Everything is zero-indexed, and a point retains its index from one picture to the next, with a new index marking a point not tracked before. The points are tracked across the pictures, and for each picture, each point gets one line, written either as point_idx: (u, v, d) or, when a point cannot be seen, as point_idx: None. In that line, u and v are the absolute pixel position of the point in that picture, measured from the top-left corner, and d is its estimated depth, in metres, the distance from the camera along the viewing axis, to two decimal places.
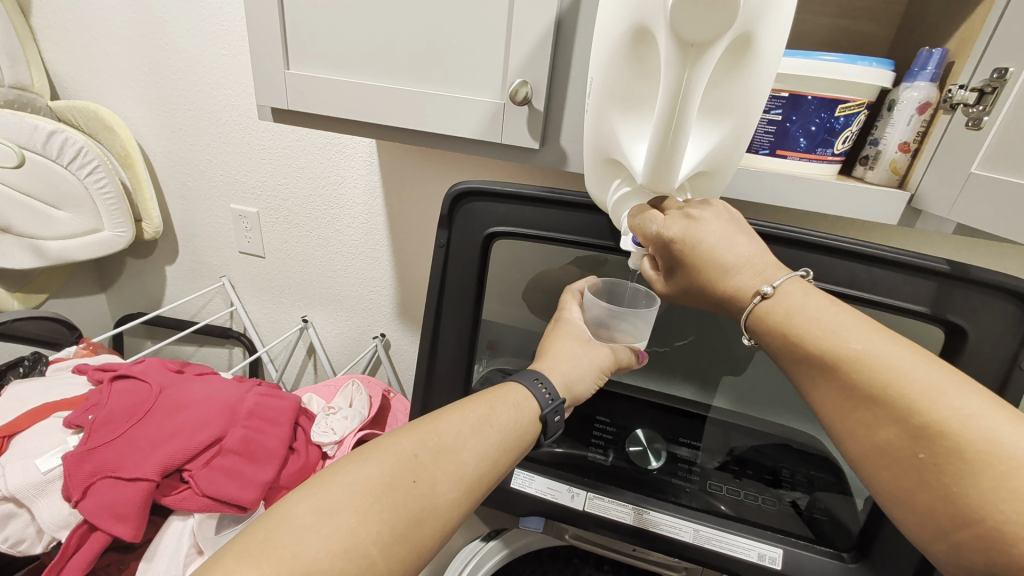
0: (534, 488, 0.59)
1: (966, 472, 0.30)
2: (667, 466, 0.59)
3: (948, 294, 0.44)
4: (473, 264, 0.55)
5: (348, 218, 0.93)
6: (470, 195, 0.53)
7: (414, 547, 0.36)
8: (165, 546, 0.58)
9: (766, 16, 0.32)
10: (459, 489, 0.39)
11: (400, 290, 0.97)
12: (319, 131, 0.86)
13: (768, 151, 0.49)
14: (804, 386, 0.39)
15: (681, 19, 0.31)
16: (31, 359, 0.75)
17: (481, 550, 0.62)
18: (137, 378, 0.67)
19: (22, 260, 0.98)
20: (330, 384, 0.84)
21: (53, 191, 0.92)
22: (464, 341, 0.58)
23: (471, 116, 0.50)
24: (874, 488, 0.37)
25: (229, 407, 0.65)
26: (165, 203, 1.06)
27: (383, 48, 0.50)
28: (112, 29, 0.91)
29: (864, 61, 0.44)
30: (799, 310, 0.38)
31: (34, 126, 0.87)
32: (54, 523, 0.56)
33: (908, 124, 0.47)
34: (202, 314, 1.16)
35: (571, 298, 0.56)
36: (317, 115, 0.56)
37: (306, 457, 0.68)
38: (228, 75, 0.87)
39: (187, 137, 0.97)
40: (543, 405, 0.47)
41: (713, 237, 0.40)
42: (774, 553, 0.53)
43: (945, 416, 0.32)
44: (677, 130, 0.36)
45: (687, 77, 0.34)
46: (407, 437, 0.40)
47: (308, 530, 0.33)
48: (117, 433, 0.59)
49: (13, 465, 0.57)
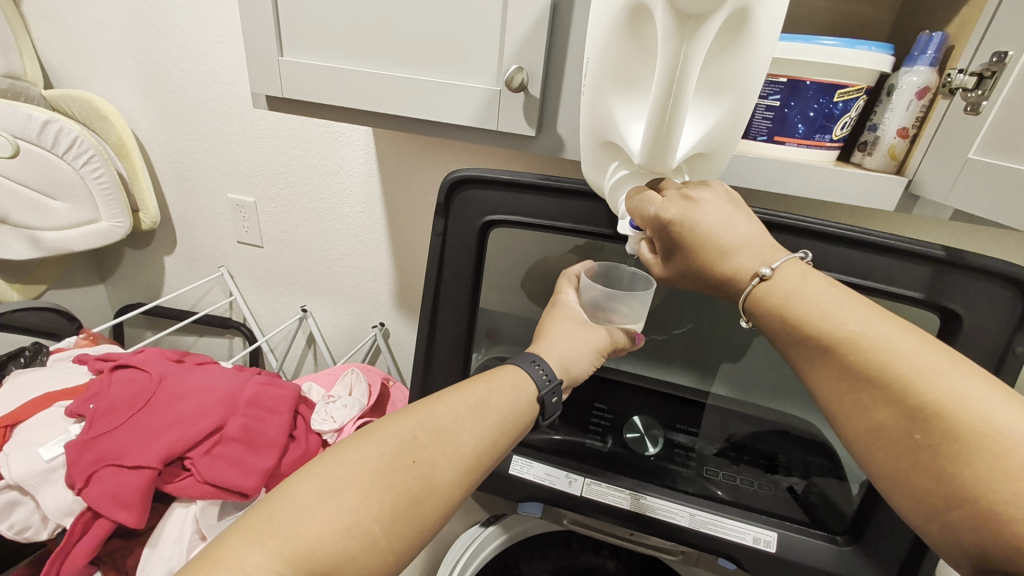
0: (532, 473, 0.59)
1: (961, 453, 0.31)
2: (664, 452, 0.60)
3: (945, 279, 0.44)
4: (471, 252, 0.55)
5: (346, 207, 0.93)
6: (467, 182, 0.53)
7: (414, 524, 0.37)
8: (169, 532, 0.59)
9: None
10: (459, 469, 0.40)
11: (398, 279, 0.98)
12: (315, 119, 0.85)
13: (766, 137, 0.48)
14: (801, 369, 0.39)
15: None
16: (32, 350, 0.76)
17: (480, 536, 0.63)
18: (137, 366, 0.67)
19: (21, 251, 0.98)
20: (330, 372, 0.85)
21: (49, 181, 0.92)
22: (462, 329, 0.58)
23: (466, 103, 0.49)
24: (870, 470, 0.37)
25: (230, 395, 0.65)
26: (161, 193, 1.06)
27: (377, 34, 0.50)
28: (104, 16, 0.90)
29: (863, 45, 0.44)
30: (798, 291, 0.38)
31: (27, 115, 0.86)
32: (59, 510, 0.57)
33: (906, 110, 0.46)
34: (202, 304, 1.17)
35: (566, 282, 0.56)
36: (311, 103, 0.56)
37: (306, 444, 0.69)
38: (222, 62, 0.86)
39: (182, 126, 0.96)
40: (541, 386, 0.47)
41: (712, 218, 0.39)
42: (768, 537, 0.54)
43: (940, 397, 0.32)
44: (674, 108, 0.35)
45: (685, 51, 0.33)
46: (406, 419, 0.40)
47: (312, 511, 0.34)
48: (119, 421, 0.60)
49: (16, 454, 0.58)
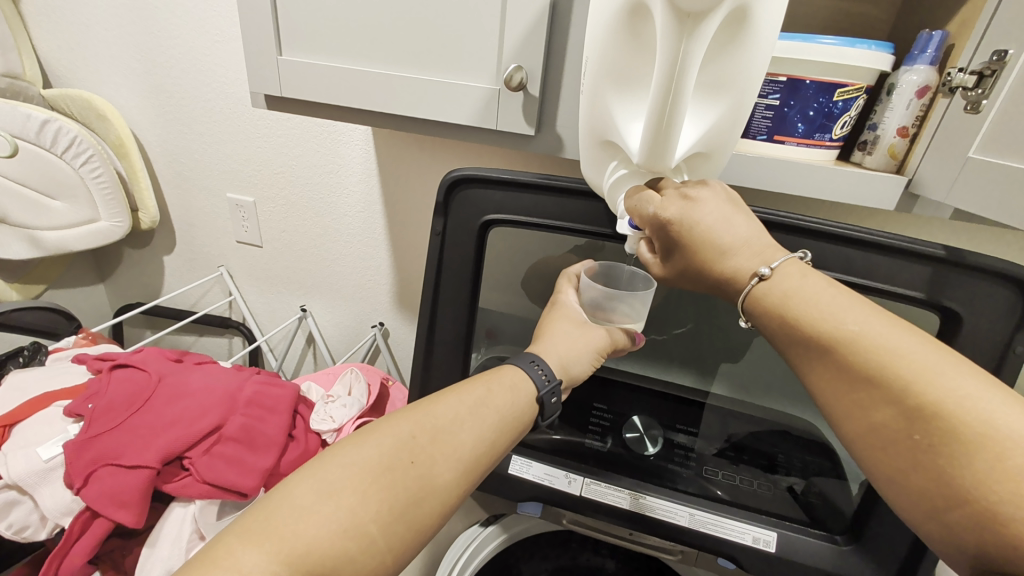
0: (531, 473, 0.59)
1: (961, 453, 0.31)
2: (664, 452, 0.60)
3: (945, 278, 0.43)
4: (470, 252, 0.55)
5: (346, 207, 0.93)
6: (466, 182, 0.53)
7: (412, 525, 0.37)
8: (168, 532, 0.59)
9: None
10: (458, 469, 0.40)
11: (398, 279, 0.98)
12: (315, 118, 0.85)
13: (766, 136, 0.48)
14: (800, 369, 0.39)
15: None
16: (31, 349, 0.76)
17: (479, 536, 0.63)
18: (136, 366, 0.67)
19: (20, 251, 0.98)
20: (329, 372, 0.85)
21: (49, 181, 0.92)
22: (461, 329, 0.58)
23: (465, 102, 0.49)
24: (869, 470, 0.37)
25: (228, 395, 0.65)
26: (161, 192, 1.06)
27: (376, 33, 0.50)
28: (104, 15, 0.90)
29: (863, 44, 0.43)
30: (797, 291, 0.38)
31: (27, 115, 0.86)
32: (57, 509, 0.57)
33: (906, 109, 0.46)
34: (201, 303, 1.17)
35: (566, 282, 0.56)
36: (310, 102, 0.56)
37: (306, 443, 0.69)
38: (221, 62, 0.86)
39: (182, 125, 0.96)
40: (540, 386, 0.47)
41: (711, 218, 0.39)
42: (768, 537, 0.54)
43: (939, 397, 0.32)
44: (673, 107, 0.35)
45: (684, 49, 0.33)
46: (404, 419, 0.40)
47: (309, 512, 0.34)
48: (117, 421, 0.60)
49: (15, 453, 0.57)
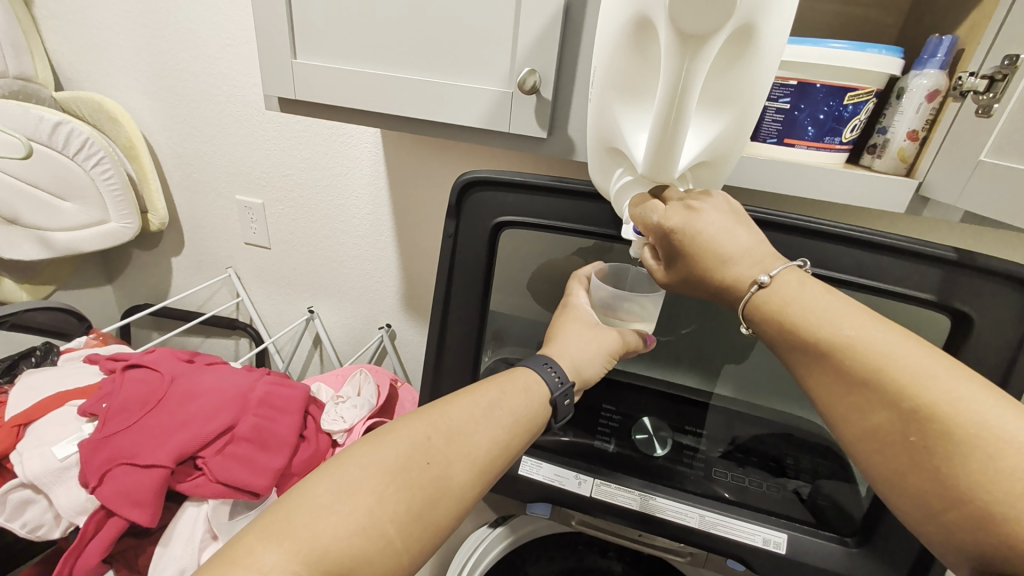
0: (541, 474, 0.59)
1: (955, 454, 0.31)
2: (672, 454, 0.60)
3: (956, 282, 0.44)
4: (481, 253, 0.55)
5: (354, 209, 0.94)
6: (477, 184, 0.54)
7: (428, 527, 0.37)
8: (181, 531, 0.59)
9: (767, 8, 0.32)
10: (471, 471, 0.40)
11: (405, 280, 0.98)
12: (323, 121, 0.86)
13: (775, 140, 0.49)
14: (799, 373, 0.39)
15: (679, 12, 0.31)
16: (44, 349, 0.77)
17: (488, 537, 0.63)
18: (148, 367, 0.68)
19: (30, 252, 0.99)
20: (337, 373, 0.85)
21: (59, 182, 0.92)
22: (473, 331, 0.58)
23: (479, 104, 0.50)
24: (868, 474, 0.37)
25: (240, 395, 0.65)
26: (170, 194, 1.06)
27: (392, 37, 0.50)
28: (117, 19, 0.91)
29: (873, 49, 0.44)
30: (794, 299, 0.39)
31: (38, 117, 0.86)
32: (72, 508, 0.57)
33: (916, 113, 0.47)
34: (208, 305, 1.17)
35: (577, 283, 0.56)
36: (323, 104, 0.56)
37: (317, 444, 0.69)
38: (232, 65, 0.87)
39: (191, 128, 0.97)
40: (553, 388, 0.47)
41: (713, 227, 0.40)
42: (778, 538, 0.54)
43: (934, 399, 0.32)
44: (676, 121, 0.36)
45: (687, 69, 0.34)
46: (418, 421, 0.40)
47: (326, 509, 0.34)
48: (131, 421, 0.60)
49: (29, 452, 0.58)
